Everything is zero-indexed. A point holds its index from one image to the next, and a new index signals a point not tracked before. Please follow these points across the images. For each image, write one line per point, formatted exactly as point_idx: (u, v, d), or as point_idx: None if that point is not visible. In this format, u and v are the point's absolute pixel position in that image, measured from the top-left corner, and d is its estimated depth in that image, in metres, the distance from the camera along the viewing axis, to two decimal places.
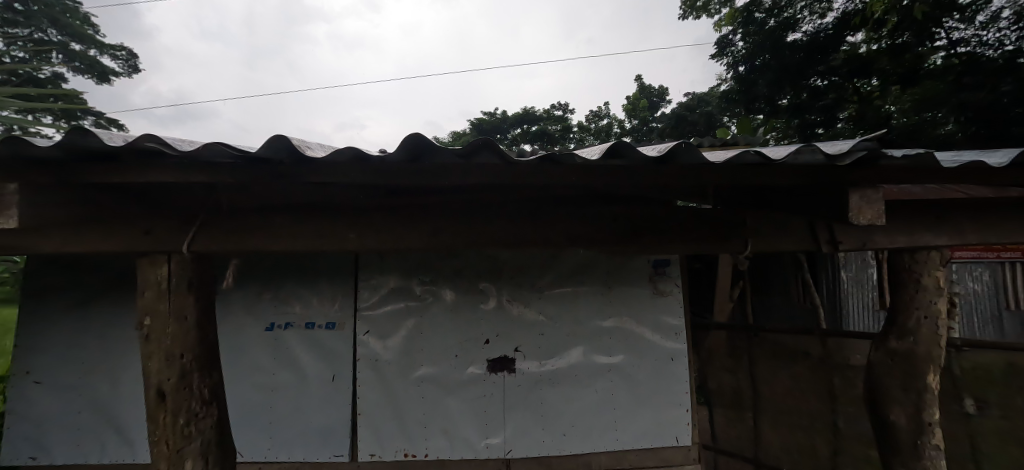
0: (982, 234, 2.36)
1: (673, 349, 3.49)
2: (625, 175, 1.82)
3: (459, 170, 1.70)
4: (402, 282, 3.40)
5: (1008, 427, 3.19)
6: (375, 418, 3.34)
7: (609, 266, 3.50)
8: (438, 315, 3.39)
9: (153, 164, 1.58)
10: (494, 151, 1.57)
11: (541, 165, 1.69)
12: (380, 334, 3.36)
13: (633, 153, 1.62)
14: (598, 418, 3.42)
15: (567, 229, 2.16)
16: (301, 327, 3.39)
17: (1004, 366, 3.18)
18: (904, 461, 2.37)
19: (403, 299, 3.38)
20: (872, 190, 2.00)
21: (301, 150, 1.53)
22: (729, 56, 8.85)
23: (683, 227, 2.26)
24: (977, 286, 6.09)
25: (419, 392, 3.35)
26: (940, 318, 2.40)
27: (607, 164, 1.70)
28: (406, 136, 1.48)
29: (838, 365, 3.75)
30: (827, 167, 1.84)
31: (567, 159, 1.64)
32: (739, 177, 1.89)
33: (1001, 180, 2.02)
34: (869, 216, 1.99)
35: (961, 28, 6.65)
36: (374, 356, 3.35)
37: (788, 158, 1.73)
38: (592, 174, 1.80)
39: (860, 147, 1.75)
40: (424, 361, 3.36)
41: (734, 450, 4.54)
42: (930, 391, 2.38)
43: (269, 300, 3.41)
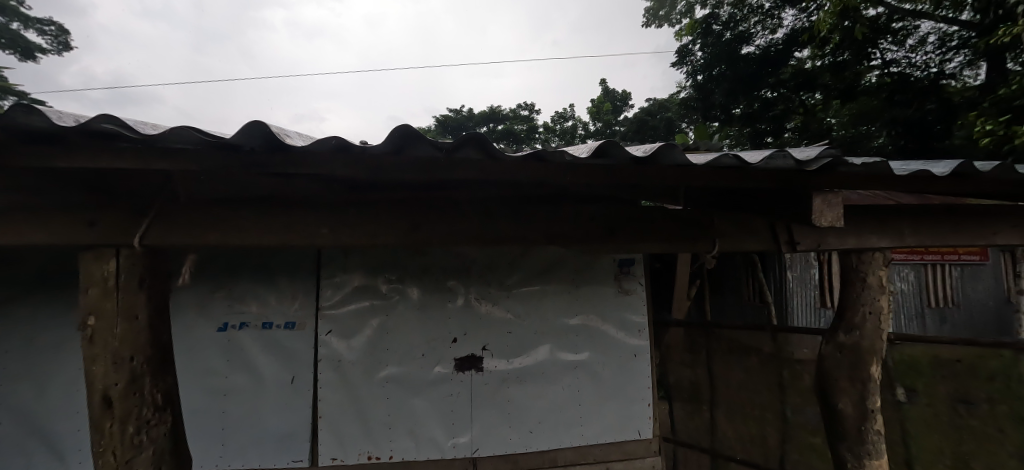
0: (921, 237, 2.51)
1: (637, 346, 3.57)
2: (604, 174, 1.83)
3: (440, 165, 1.67)
4: (367, 280, 3.32)
5: (932, 414, 3.43)
6: (336, 421, 3.24)
7: (575, 265, 3.53)
8: (405, 314, 3.33)
9: (109, 147, 1.48)
10: (484, 147, 1.55)
11: (526, 162, 1.69)
12: (343, 334, 3.27)
13: (617, 152, 1.63)
14: (563, 414, 3.45)
15: (541, 227, 2.17)
16: (258, 327, 3.26)
17: (929, 359, 3.43)
18: (850, 446, 2.50)
19: (369, 297, 3.31)
20: (832, 195, 2.13)
21: (279, 137, 1.45)
22: (688, 65, 9.26)
23: (654, 226, 2.31)
24: (904, 286, 7.51)
25: (384, 393, 3.28)
26: (883, 314, 2.55)
27: (591, 162, 1.71)
28: (396, 129, 1.44)
29: (786, 359, 3.93)
30: (795, 172, 1.91)
31: (552, 157, 1.63)
32: (713, 178, 1.94)
33: (945, 187, 2.16)
34: (828, 219, 2.13)
35: (893, 50, 7.56)
36: (337, 357, 3.25)
37: (764, 162, 1.78)
38: (573, 172, 1.80)
39: (827, 153, 1.82)
40: (390, 361, 3.30)
41: (691, 441, 4.68)
42: (874, 380, 2.53)
43: (223, 299, 3.25)
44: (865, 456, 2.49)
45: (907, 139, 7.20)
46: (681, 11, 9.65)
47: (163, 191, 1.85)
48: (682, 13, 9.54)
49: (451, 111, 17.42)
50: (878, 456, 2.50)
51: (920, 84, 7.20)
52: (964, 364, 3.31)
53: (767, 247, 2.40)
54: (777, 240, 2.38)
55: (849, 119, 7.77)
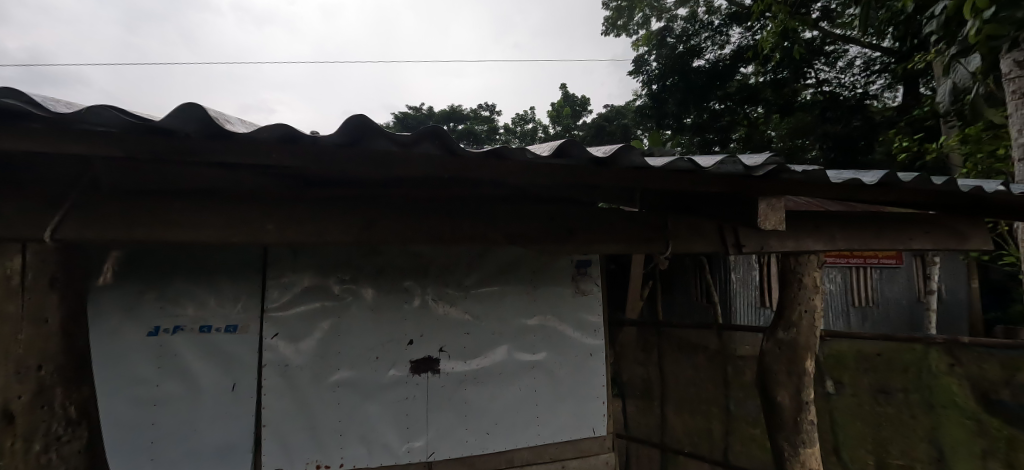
0: (851, 242, 2.68)
1: (593, 345, 3.65)
2: (561, 172, 1.83)
3: (397, 157, 1.62)
4: (317, 280, 3.16)
5: (857, 404, 3.66)
6: (282, 430, 3.04)
7: (532, 267, 3.54)
8: (357, 316, 3.19)
9: (15, 127, 1.31)
10: (441, 143, 1.52)
11: (484, 160, 1.66)
12: (290, 336, 3.08)
13: (575, 152, 1.63)
14: (520, 414, 3.45)
15: (497, 227, 2.17)
16: (195, 332, 2.95)
17: (854, 353, 3.68)
18: (786, 434, 2.68)
19: (319, 298, 3.14)
20: (775, 199, 2.18)
21: (216, 122, 1.33)
22: (644, 74, 10.16)
23: (611, 228, 2.38)
24: (834, 286, 8.03)
25: (336, 398, 3.13)
26: (817, 311, 2.74)
27: (550, 162, 1.70)
28: (346, 120, 1.36)
29: (731, 356, 4.10)
30: (743, 177, 1.97)
31: (510, 156, 1.61)
32: (666, 181, 1.98)
33: (873, 195, 2.31)
34: (772, 222, 2.18)
35: (826, 71, 9.21)
36: (283, 362, 3.05)
37: (714, 167, 1.83)
38: (530, 171, 1.80)
39: (772, 159, 1.89)
40: (341, 365, 3.15)
41: (642, 435, 4.80)
42: (809, 375, 2.71)
43: (154, 301, 2.89)
44: (799, 444, 2.67)
45: (836, 152, 9.03)
46: (638, 22, 10.10)
47: (78, 181, 1.69)
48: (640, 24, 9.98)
49: (411, 109, 17.18)
50: (812, 444, 2.69)
51: (848, 103, 8.94)
52: (883, 357, 3.56)
53: (714, 249, 2.51)
54: (725, 243, 2.49)
55: (787, 132, 9.37)
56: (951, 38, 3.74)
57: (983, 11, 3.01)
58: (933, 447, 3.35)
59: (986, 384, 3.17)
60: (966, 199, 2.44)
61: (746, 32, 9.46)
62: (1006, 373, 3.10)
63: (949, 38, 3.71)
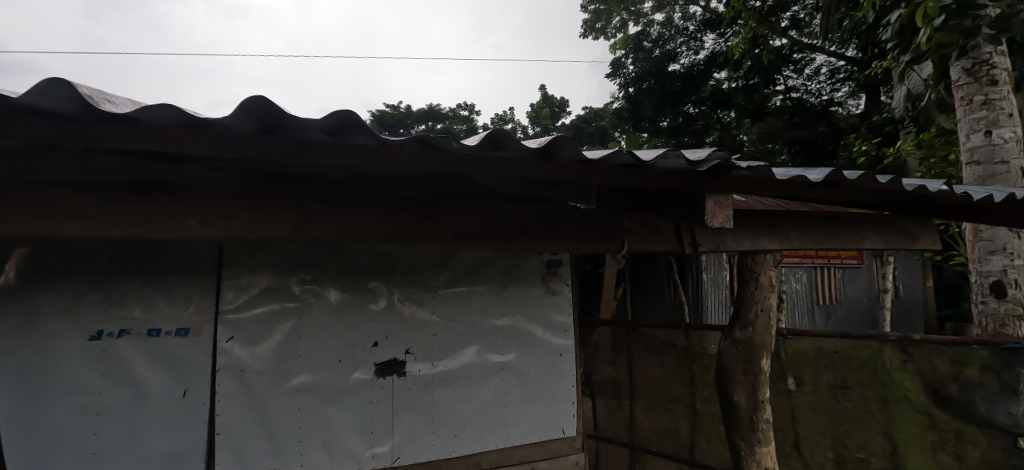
0: (805, 241, 2.77)
1: (563, 345, 3.31)
2: (505, 164, 1.71)
3: (322, 146, 1.45)
4: (277, 280, 2.59)
5: (816, 400, 3.79)
6: (236, 440, 2.44)
7: (505, 265, 3.16)
8: (316, 317, 2.63)
9: None
10: (352, 130, 1.35)
11: (410, 149, 1.51)
12: (246, 339, 2.49)
13: (512, 144, 1.53)
14: (491, 414, 3.03)
15: (447, 222, 2.18)
16: (140, 336, 2.30)
17: (814, 351, 3.82)
18: (744, 435, 2.84)
19: (279, 299, 2.58)
20: (723, 196, 2.12)
21: (98, 104, 1.11)
22: (621, 77, 10.71)
23: (566, 229, 2.48)
24: (798, 286, 8.29)
25: (292, 405, 2.56)
26: (772, 310, 2.91)
27: (488, 153, 1.56)
28: (247, 100, 1.15)
29: (697, 354, 4.17)
30: (688, 173, 1.93)
31: (446, 147, 1.50)
32: (611, 175, 1.91)
33: (821, 193, 2.34)
34: (719, 220, 2.11)
35: (793, 78, 9.90)
36: (237, 366, 2.46)
37: (657, 160, 1.76)
38: (469, 162, 1.68)
39: (713, 154, 1.85)
40: (302, 367, 2.59)
41: (611, 435, 4.85)
42: (764, 373, 2.89)
43: (97, 304, 2.23)
44: (755, 443, 2.83)
45: (804, 155, 9.38)
46: (616, 25, 10.48)
47: None
48: (618, 28, 10.42)
49: (389, 107, 16.95)
50: (766, 443, 2.85)
51: (814, 109, 9.45)
52: (840, 354, 3.70)
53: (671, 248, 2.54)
54: (681, 240, 2.54)
55: (757, 137, 9.65)
56: (905, 46, 3.86)
57: (934, 19, 3.13)
58: (887, 441, 3.48)
59: (936, 381, 3.31)
60: (912, 199, 2.53)
61: (719, 38, 10.09)
62: (954, 369, 3.24)
63: (904, 46, 3.88)
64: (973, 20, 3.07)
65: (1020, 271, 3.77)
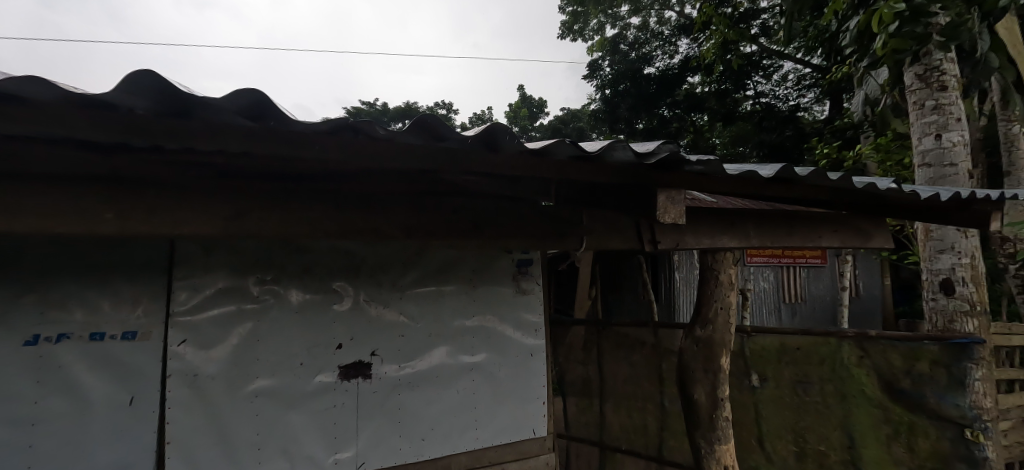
0: (763, 239, 2.86)
1: (533, 345, 3.31)
2: (448, 157, 1.50)
3: (249, 135, 1.21)
4: (233, 281, 2.44)
5: (779, 395, 3.90)
6: (190, 449, 2.30)
7: (473, 265, 3.12)
8: (277, 319, 2.53)
9: None
10: (243, 107, 1.06)
11: (328, 135, 1.25)
12: (202, 343, 2.35)
13: (448, 134, 1.31)
14: (459, 416, 3.01)
15: (392, 222, 2.02)
16: (84, 341, 2.10)
17: (776, 347, 3.92)
18: (703, 433, 2.93)
19: (236, 300, 2.44)
20: (676, 191, 2.11)
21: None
22: (598, 79, 11.07)
23: (528, 225, 2.39)
24: (765, 284, 8.53)
25: (252, 411, 2.44)
26: (731, 308, 3.00)
27: (431, 146, 1.36)
28: (135, 72, 0.88)
29: (665, 351, 4.24)
30: (640, 168, 1.80)
31: (380, 138, 1.27)
32: (559, 171, 1.69)
33: (776, 190, 2.33)
34: (672, 215, 2.10)
35: (763, 83, 10.30)
36: (192, 371, 2.31)
37: (607, 151, 1.54)
38: (406, 152, 1.44)
39: (665, 147, 1.68)
40: (262, 371, 2.47)
41: (581, 434, 4.90)
42: (724, 372, 2.95)
43: (32, 307, 2.01)
44: (715, 441, 2.91)
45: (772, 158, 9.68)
46: (594, 28, 10.91)
47: None
48: (595, 30, 10.84)
49: (365, 104, 16.74)
50: (726, 441, 2.93)
51: (781, 114, 9.91)
52: (802, 351, 3.81)
53: (630, 245, 2.55)
54: (640, 238, 2.52)
55: (729, 139, 10.07)
56: (863, 51, 4.00)
57: (889, 25, 3.24)
58: (845, 434, 3.61)
59: (891, 374, 3.47)
60: (865, 197, 2.60)
61: (692, 44, 10.52)
62: (907, 364, 3.41)
63: (862, 51, 4.03)
64: (925, 27, 3.22)
65: (967, 269, 3.97)
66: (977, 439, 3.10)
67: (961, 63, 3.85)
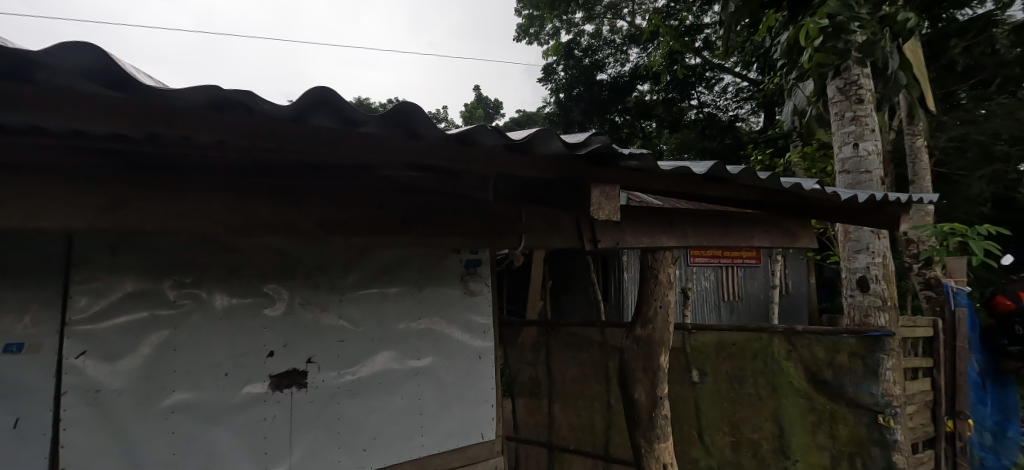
0: (700, 239, 2.98)
1: (481, 347, 3.20)
2: (373, 147, 1.35)
3: (113, 109, 0.98)
4: (146, 284, 2.08)
5: (717, 390, 4.08)
6: None
7: (419, 265, 2.94)
8: (197, 327, 2.18)
9: None
10: (69, 67, 0.83)
11: (207, 111, 1.04)
12: (105, 353, 1.98)
13: (356, 116, 1.13)
14: (404, 424, 2.79)
15: (311, 210, 1.88)
16: None
17: (714, 343, 4.11)
18: (643, 432, 3.03)
19: (149, 305, 2.08)
20: (609, 187, 2.04)
21: None
22: (553, 82, 11.33)
23: (463, 222, 2.37)
24: (706, 283, 8.93)
25: (165, 428, 2.10)
26: (670, 306, 3.10)
27: (350, 130, 1.21)
28: None
29: (611, 350, 4.33)
30: (575, 161, 1.77)
31: (278, 118, 1.09)
32: (491, 164, 1.63)
33: (708, 190, 2.41)
34: (606, 212, 2.02)
35: (706, 94, 10.88)
36: (92, 386, 1.94)
37: (534, 139, 1.46)
38: (315, 136, 1.24)
39: (597, 138, 1.65)
40: (179, 383, 2.13)
41: (531, 436, 4.93)
42: (662, 370, 3.06)
43: None
44: (654, 439, 3.02)
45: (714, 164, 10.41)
46: (549, 32, 11.16)
47: None
48: (550, 34, 11.07)
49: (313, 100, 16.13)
50: (665, 439, 3.05)
51: (722, 123, 10.53)
52: (738, 346, 4.01)
53: (572, 244, 2.61)
54: (581, 237, 2.55)
55: (675, 146, 10.68)
56: (792, 63, 4.22)
57: (814, 40, 3.48)
58: (775, 424, 3.83)
59: (814, 366, 3.73)
60: (794, 197, 2.73)
61: (642, 53, 10.92)
62: (829, 356, 3.68)
63: (791, 65, 4.25)
64: (845, 43, 3.46)
65: (880, 267, 4.33)
66: (888, 424, 3.40)
67: (875, 79, 4.20)
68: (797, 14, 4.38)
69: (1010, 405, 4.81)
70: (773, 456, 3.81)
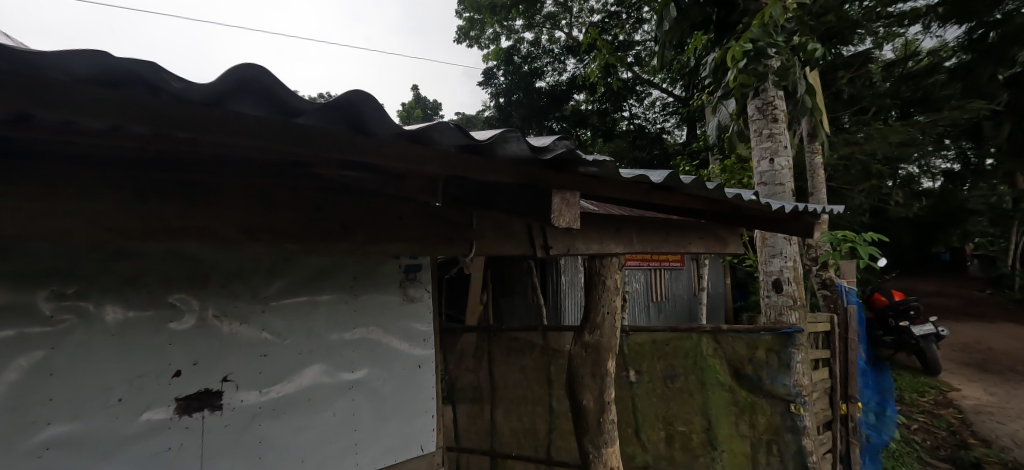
0: (643, 246, 3.12)
1: (422, 356, 3.11)
2: (313, 141, 1.27)
3: None
4: (14, 296, 1.73)
5: (652, 388, 4.23)
6: None
7: (354, 271, 2.79)
8: (82, 347, 1.87)
9: None
10: None
11: (97, 88, 0.88)
12: None
13: (293, 103, 1.04)
14: (335, 442, 2.66)
15: (230, 215, 1.72)
16: None
17: (649, 344, 4.24)
18: (592, 438, 3.09)
19: (18, 323, 1.73)
20: (570, 195, 2.07)
21: None
22: (493, 87, 11.74)
23: (409, 229, 2.27)
24: (638, 286, 9.33)
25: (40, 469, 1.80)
26: (617, 312, 3.22)
27: (283, 121, 1.12)
28: None
29: (553, 354, 4.42)
30: (536, 164, 1.77)
31: (193, 102, 0.96)
32: (448, 165, 1.59)
33: (658, 198, 2.50)
34: (566, 220, 2.06)
35: (636, 106, 11.44)
36: None
37: (498, 142, 1.45)
38: (235, 124, 1.12)
39: (562, 143, 1.66)
40: (58, 415, 1.82)
41: (472, 444, 4.88)
42: (610, 375, 3.15)
43: None
44: (603, 445, 3.10)
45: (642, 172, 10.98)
46: (489, 37, 11.30)
47: None
48: (490, 39, 11.23)
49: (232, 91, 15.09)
50: (611, 443, 3.14)
51: (651, 135, 11.14)
52: (671, 345, 4.18)
53: (524, 250, 2.60)
54: (533, 244, 2.62)
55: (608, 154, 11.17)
56: (718, 83, 4.56)
57: (739, 62, 3.77)
58: (704, 418, 4.05)
59: (737, 361, 4.01)
60: (730, 206, 2.91)
61: (578, 63, 11.30)
62: (749, 352, 3.98)
63: (717, 83, 4.58)
64: (763, 68, 3.77)
65: (792, 270, 4.73)
66: (798, 411, 3.77)
67: (787, 101, 4.58)
68: (722, 37, 4.74)
69: (886, 387, 5.37)
70: (703, 449, 4.04)
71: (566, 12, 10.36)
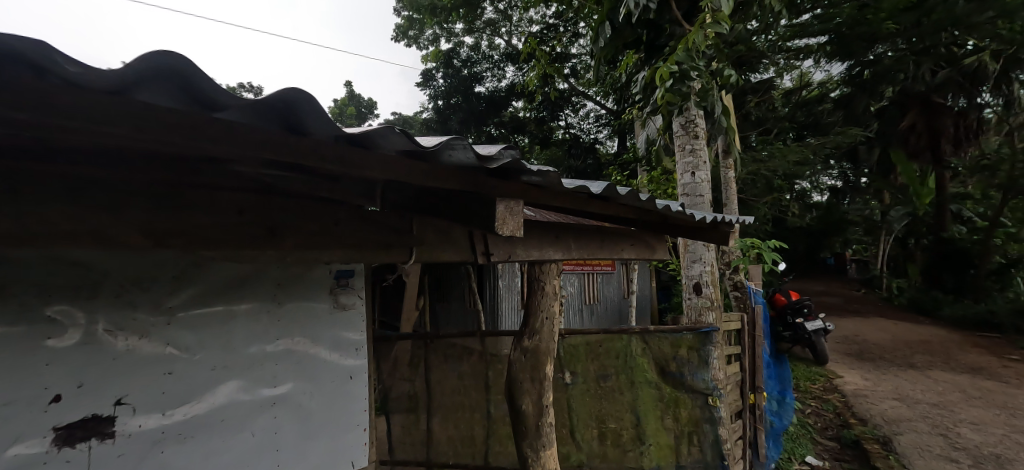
0: (580, 253, 3.21)
1: (353, 366, 2.99)
2: (235, 137, 1.20)
3: None
4: None
5: (586, 390, 4.25)
6: None
7: (278, 276, 2.63)
8: None
9: None
10: None
11: None
12: None
13: (217, 95, 0.99)
14: (253, 464, 2.51)
15: (133, 218, 1.58)
16: None
17: (583, 346, 4.22)
18: (531, 442, 3.14)
19: None
20: (514, 203, 2.12)
21: None
22: (431, 89, 11.68)
23: (343, 235, 2.20)
24: (571, 289, 9.53)
25: None
26: (555, 316, 3.27)
27: (203, 115, 1.05)
28: None
29: (490, 358, 4.46)
30: (480, 171, 1.78)
31: (93, 88, 0.88)
32: (388, 170, 1.56)
33: (595, 207, 2.60)
34: (510, 227, 2.10)
35: (571, 116, 11.81)
36: None
37: (444, 149, 1.46)
38: (138, 116, 1.04)
39: (507, 153, 1.68)
40: None
41: (407, 456, 4.74)
42: (548, 379, 3.22)
43: None
44: (541, 448, 3.16)
45: None
46: (428, 38, 11.23)
47: None
48: (429, 40, 11.17)
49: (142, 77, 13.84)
50: (549, 446, 3.20)
51: (586, 144, 11.53)
52: (603, 346, 4.23)
53: (464, 257, 2.59)
54: (474, 250, 2.61)
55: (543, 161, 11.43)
56: (647, 98, 4.82)
57: (665, 82, 4.02)
58: (633, 415, 4.22)
59: (663, 359, 4.26)
60: (659, 216, 3.09)
61: (517, 72, 11.51)
62: (673, 350, 4.25)
63: (645, 98, 4.84)
64: (688, 88, 4.05)
65: (710, 274, 5.07)
66: (714, 403, 4.17)
67: (706, 119, 4.93)
68: (652, 55, 5.02)
69: (785, 377, 5.93)
70: (632, 444, 4.20)
71: (505, 20, 10.66)
